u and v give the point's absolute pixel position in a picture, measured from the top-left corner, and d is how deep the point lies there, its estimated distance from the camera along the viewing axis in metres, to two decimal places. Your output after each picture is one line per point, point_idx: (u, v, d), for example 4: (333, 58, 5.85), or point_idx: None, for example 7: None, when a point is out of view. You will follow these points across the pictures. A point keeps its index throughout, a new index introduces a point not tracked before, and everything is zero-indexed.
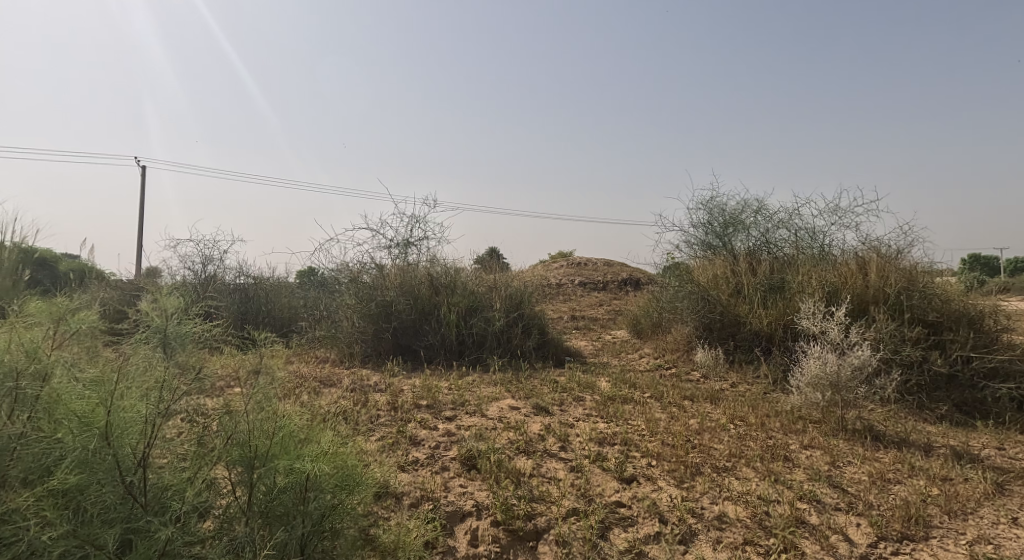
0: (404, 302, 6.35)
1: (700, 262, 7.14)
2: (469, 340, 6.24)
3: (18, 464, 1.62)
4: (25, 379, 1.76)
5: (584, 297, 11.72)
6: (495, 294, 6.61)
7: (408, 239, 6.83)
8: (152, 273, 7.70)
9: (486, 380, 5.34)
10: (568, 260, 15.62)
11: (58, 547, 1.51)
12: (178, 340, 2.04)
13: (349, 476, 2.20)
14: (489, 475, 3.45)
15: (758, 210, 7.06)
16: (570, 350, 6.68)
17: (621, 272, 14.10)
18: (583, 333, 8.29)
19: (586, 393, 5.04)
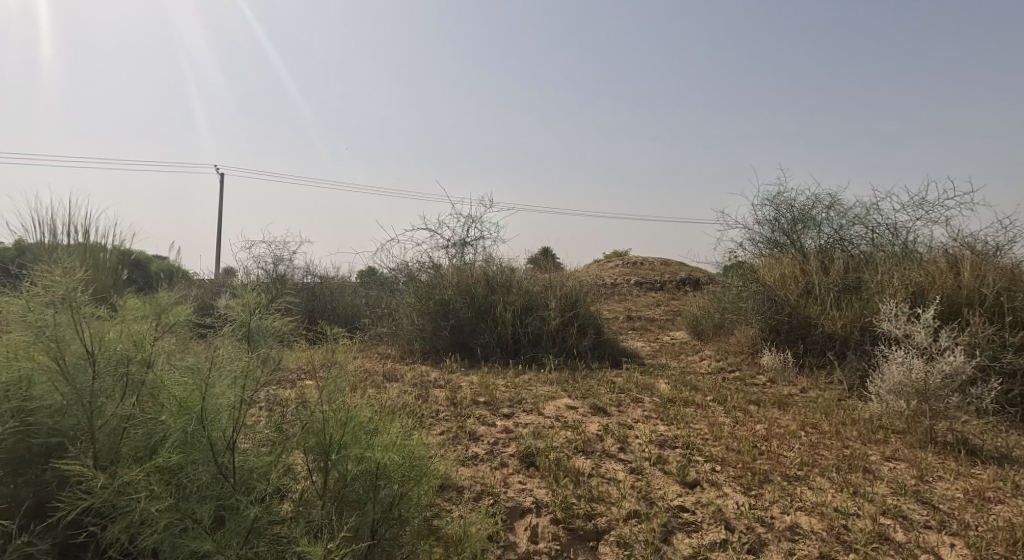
0: (462, 301, 6.45)
1: (766, 261, 6.85)
2: (525, 339, 6.26)
3: (129, 443, 1.80)
4: (134, 365, 1.93)
5: (640, 297, 11.49)
6: (551, 293, 6.60)
7: (465, 239, 6.93)
8: (228, 273, 8.21)
9: (543, 379, 5.35)
10: (623, 259, 15.39)
11: (162, 519, 1.64)
12: (259, 333, 2.20)
13: (419, 467, 2.27)
14: (548, 473, 3.47)
15: (831, 205, 6.70)
16: (628, 351, 6.58)
17: (680, 272, 13.75)
18: (641, 334, 8.14)
19: (645, 395, 4.95)
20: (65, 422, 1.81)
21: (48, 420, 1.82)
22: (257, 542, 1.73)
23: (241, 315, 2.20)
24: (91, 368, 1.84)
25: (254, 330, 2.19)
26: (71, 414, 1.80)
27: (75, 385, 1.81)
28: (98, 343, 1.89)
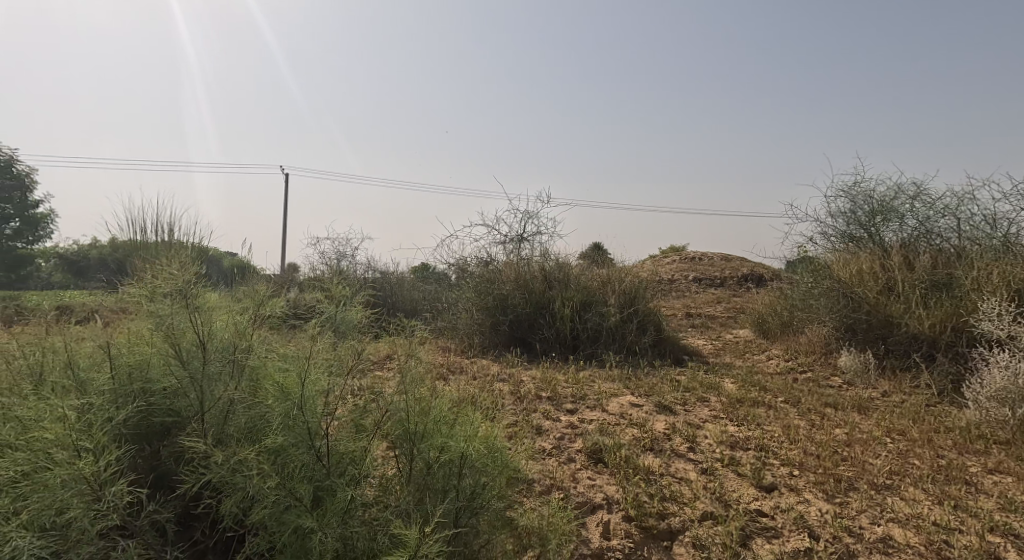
0: (519, 295, 6.47)
1: (840, 256, 6.43)
2: (584, 335, 6.20)
3: (238, 424, 1.94)
4: (239, 352, 2.11)
5: (700, 293, 11.10)
6: (609, 288, 6.50)
7: (522, 235, 6.94)
8: (294, 269, 8.59)
9: (604, 375, 5.29)
10: (681, 254, 14.94)
11: (270, 496, 1.74)
12: (345, 325, 2.36)
13: (493, 458, 2.32)
14: (617, 470, 3.43)
15: (915, 195, 6.19)
16: (689, 349, 6.38)
17: (743, 267, 13.19)
18: (702, 331, 7.86)
19: (711, 394, 4.79)
20: (180, 403, 1.97)
21: (165, 401, 1.99)
22: (352, 522, 1.82)
23: (328, 309, 2.36)
24: (202, 354, 1.99)
25: (338, 325, 2.35)
26: (185, 395, 1.95)
27: (190, 368, 1.98)
28: (208, 330, 2.05)
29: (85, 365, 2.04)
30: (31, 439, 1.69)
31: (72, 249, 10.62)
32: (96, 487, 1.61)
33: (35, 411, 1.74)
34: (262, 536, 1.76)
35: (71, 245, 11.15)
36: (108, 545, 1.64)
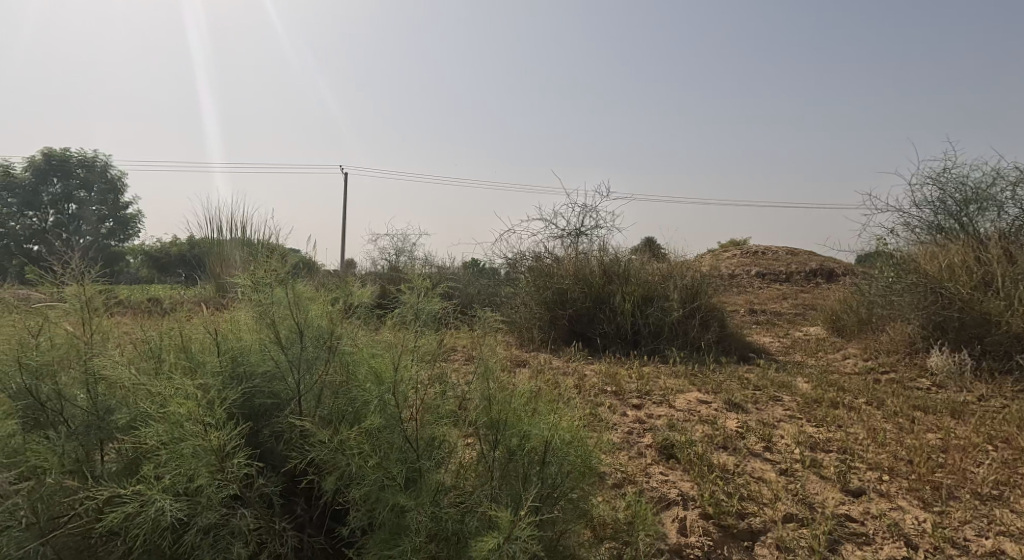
0: (579, 289, 6.35)
1: (925, 249, 5.93)
2: (645, 330, 6.03)
3: (337, 407, 2.09)
4: (334, 339, 2.24)
5: (763, 289, 10.58)
6: (671, 282, 6.26)
7: (580, 228, 6.81)
8: (351, 264, 8.79)
9: (667, 371, 5.14)
10: (743, 247, 14.29)
11: (373, 476, 1.88)
12: (426, 315, 2.42)
13: (580, 446, 2.27)
14: (691, 467, 3.34)
15: (1017, 182, 5.61)
16: (754, 347, 6.10)
17: (812, 261, 12.45)
18: (768, 328, 7.47)
19: (783, 393, 4.55)
20: (280, 387, 2.12)
21: (266, 384, 2.15)
22: (442, 504, 1.91)
23: (411, 300, 2.43)
24: (299, 341, 2.14)
25: (419, 313, 2.41)
26: (285, 379, 2.11)
27: (289, 353, 2.12)
28: (304, 319, 2.19)
29: (199, 350, 2.25)
30: (162, 412, 1.87)
31: (153, 247, 11.50)
32: (218, 459, 1.78)
33: (163, 387, 1.91)
34: (363, 512, 1.89)
35: (153, 244, 12.10)
36: (228, 512, 1.80)
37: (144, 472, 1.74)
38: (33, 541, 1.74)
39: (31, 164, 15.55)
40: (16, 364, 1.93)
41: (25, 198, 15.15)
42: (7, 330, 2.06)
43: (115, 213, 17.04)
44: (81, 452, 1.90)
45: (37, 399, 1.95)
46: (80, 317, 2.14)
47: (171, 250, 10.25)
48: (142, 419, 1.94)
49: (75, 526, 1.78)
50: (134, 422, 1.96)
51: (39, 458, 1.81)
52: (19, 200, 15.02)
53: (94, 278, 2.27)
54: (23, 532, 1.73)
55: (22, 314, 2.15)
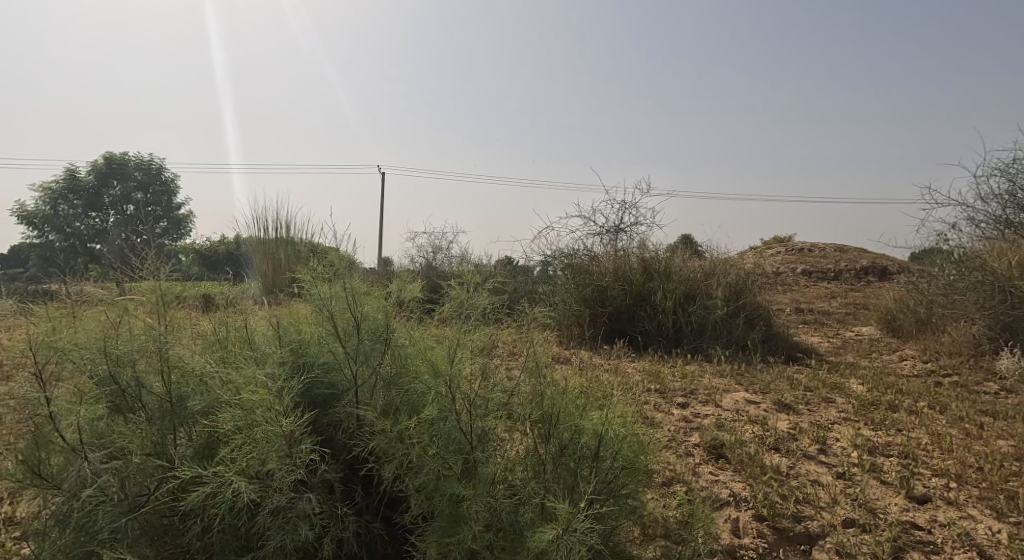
0: (619, 287, 6.22)
1: (990, 245, 5.58)
2: (688, 328, 5.87)
3: (394, 398, 2.17)
4: (388, 333, 2.31)
5: (810, 287, 10.16)
6: (714, 280, 6.08)
7: (619, 225, 6.65)
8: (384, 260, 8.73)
9: (712, 370, 5.00)
10: (788, 244, 13.76)
11: (429, 466, 1.96)
12: (475, 310, 2.44)
13: (634, 438, 2.21)
14: (742, 467, 3.25)
15: None
16: (802, 346, 5.87)
17: (862, 258, 11.88)
18: (817, 327, 7.16)
19: (836, 394, 4.36)
20: (338, 378, 2.22)
21: (324, 375, 2.24)
22: (498, 494, 1.96)
23: (460, 295, 2.47)
24: (356, 334, 2.22)
25: (469, 308, 2.44)
26: (342, 370, 2.20)
27: (348, 345, 2.21)
28: (360, 312, 2.27)
29: (262, 342, 2.37)
30: (233, 399, 1.99)
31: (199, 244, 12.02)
32: (287, 445, 1.88)
33: (235, 376, 2.03)
34: (422, 500, 1.97)
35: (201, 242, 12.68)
36: (295, 496, 1.87)
37: (221, 455, 1.85)
38: (122, 517, 1.87)
39: (93, 168, 16.58)
40: (102, 352, 2.08)
41: (87, 200, 16.29)
42: (89, 321, 2.21)
43: (167, 214, 17.85)
44: (161, 437, 2.01)
45: (119, 386, 2.09)
46: (155, 311, 2.28)
47: (215, 248, 10.73)
48: (216, 407, 2.07)
49: (157, 504, 1.89)
50: (207, 409, 2.08)
51: (124, 440, 1.94)
52: (84, 201, 16.26)
53: (167, 275, 2.41)
54: (113, 507, 1.86)
55: (103, 306, 2.29)
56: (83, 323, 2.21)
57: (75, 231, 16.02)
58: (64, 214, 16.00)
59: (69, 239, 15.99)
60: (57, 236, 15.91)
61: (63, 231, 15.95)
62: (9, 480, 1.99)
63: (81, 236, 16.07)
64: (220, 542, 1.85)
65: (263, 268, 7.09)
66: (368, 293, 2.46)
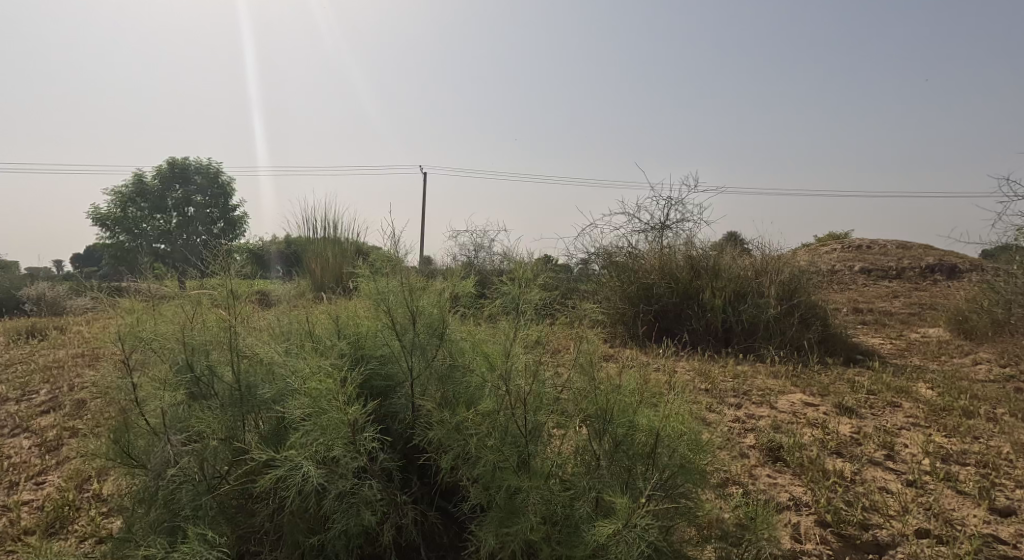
0: (666, 285, 6.05)
1: None
2: (738, 328, 5.66)
3: (450, 391, 2.22)
4: (443, 328, 2.36)
5: (870, 286, 9.61)
6: (767, 278, 5.83)
7: (665, 222, 6.48)
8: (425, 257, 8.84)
9: (765, 371, 4.81)
10: (845, 241, 13.08)
11: (487, 458, 1.99)
12: (527, 306, 2.45)
13: (692, 436, 2.17)
14: (803, 471, 3.12)
15: None
16: (862, 348, 5.58)
17: (927, 255, 11.16)
18: (878, 328, 6.77)
19: (902, 398, 4.11)
20: (394, 370, 2.29)
21: (380, 367, 2.32)
22: (553, 487, 1.98)
23: (513, 291, 2.48)
24: (412, 327, 2.26)
25: (521, 304, 2.45)
26: (398, 362, 2.27)
27: (405, 338, 2.26)
28: (416, 306, 2.32)
29: (322, 335, 2.45)
30: (300, 388, 2.08)
31: None
32: (351, 433, 1.95)
33: (301, 366, 2.12)
34: (480, 490, 1.99)
35: None
36: (358, 482, 1.94)
37: (291, 441, 1.94)
38: (202, 496, 1.99)
39: (157, 173, 17.59)
40: (181, 342, 2.22)
41: (153, 203, 17.35)
42: (168, 314, 2.36)
43: (225, 215, 18.70)
44: (234, 422, 2.13)
45: (195, 374, 2.23)
46: (226, 305, 2.40)
47: None
48: (283, 395, 2.18)
49: (231, 486, 2.00)
50: (276, 397, 2.19)
51: (202, 424, 2.07)
52: (150, 203, 17.34)
53: (237, 270, 2.52)
54: (195, 486, 1.99)
55: (179, 300, 2.43)
56: (162, 316, 2.36)
57: (142, 232, 17.07)
58: (133, 216, 17.11)
59: (136, 239, 17.04)
60: (126, 237, 17.02)
61: (131, 232, 17.05)
62: (102, 459, 2.16)
63: (146, 236, 17.12)
64: (289, 524, 1.95)
65: (312, 267, 7.29)
66: (426, 286, 2.50)
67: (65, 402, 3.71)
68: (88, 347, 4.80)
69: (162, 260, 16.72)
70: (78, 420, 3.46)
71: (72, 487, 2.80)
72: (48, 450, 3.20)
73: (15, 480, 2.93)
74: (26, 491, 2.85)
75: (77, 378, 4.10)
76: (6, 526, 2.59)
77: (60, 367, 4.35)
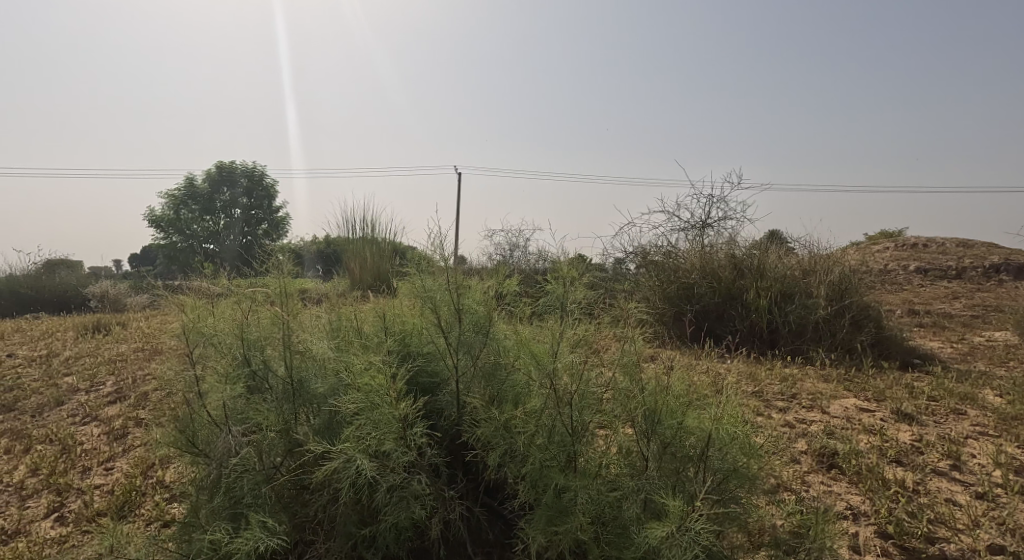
0: (707, 285, 5.90)
1: None
2: (785, 329, 5.44)
3: (495, 389, 2.24)
4: (487, 327, 2.37)
5: (927, 287, 9.08)
6: (816, 278, 5.60)
7: (706, 220, 6.30)
8: None
9: (815, 374, 4.61)
10: (900, 239, 12.43)
11: (535, 456, 1.99)
12: (571, 305, 2.44)
13: (744, 439, 2.12)
14: (860, 479, 2.98)
15: None
16: (920, 351, 5.28)
17: (992, 254, 10.48)
18: (937, 331, 6.39)
19: (967, 406, 3.87)
20: (440, 367, 2.32)
21: (426, 364, 2.36)
22: (602, 487, 1.96)
23: (557, 289, 2.46)
24: (457, 325, 2.28)
25: (565, 303, 2.43)
26: (443, 359, 2.30)
27: (451, 336, 2.29)
28: (461, 304, 2.34)
29: (369, 332, 2.50)
30: (352, 383, 2.14)
31: None
32: (402, 428, 1.99)
33: (352, 361, 2.17)
34: (528, 488, 2.00)
35: None
36: (407, 476, 1.97)
37: (344, 434, 2.00)
38: (261, 485, 2.06)
39: (207, 176, 18.43)
40: (239, 336, 2.32)
41: (204, 205, 18.14)
42: (225, 310, 2.46)
43: (271, 216, 19.38)
44: (289, 415, 2.21)
45: (251, 367, 2.32)
46: (279, 302, 2.48)
47: None
48: (335, 390, 2.24)
49: (288, 476, 2.08)
50: (327, 392, 2.25)
51: (260, 416, 2.16)
52: (201, 205, 18.15)
53: (288, 270, 2.61)
54: (254, 475, 2.07)
55: (233, 297, 2.53)
56: (220, 312, 2.46)
57: (194, 233, 17.88)
58: (186, 219, 17.93)
59: (189, 240, 17.87)
60: (180, 237, 17.87)
61: (184, 233, 17.90)
62: (168, 447, 2.28)
63: (198, 237, 17.93)
64: (342, 515, 2.00)
65: (351, 266, 7.43)
66: (472, 284, 2.51)
67: (129, 394, 3.93)
68: (148, 342, 5.06)
69: (212, 260, 17.45)
70: (141, 411, 3.66)
71: (138, 474, 2.96)
72: (114, 438, 3.39)
73: (87, 465, 3.12)
74: (97, 476, 3.03)
75: (138, 371, 4.33)
76: (80, 508, 2.76)
77: (122, 360, 4.60)
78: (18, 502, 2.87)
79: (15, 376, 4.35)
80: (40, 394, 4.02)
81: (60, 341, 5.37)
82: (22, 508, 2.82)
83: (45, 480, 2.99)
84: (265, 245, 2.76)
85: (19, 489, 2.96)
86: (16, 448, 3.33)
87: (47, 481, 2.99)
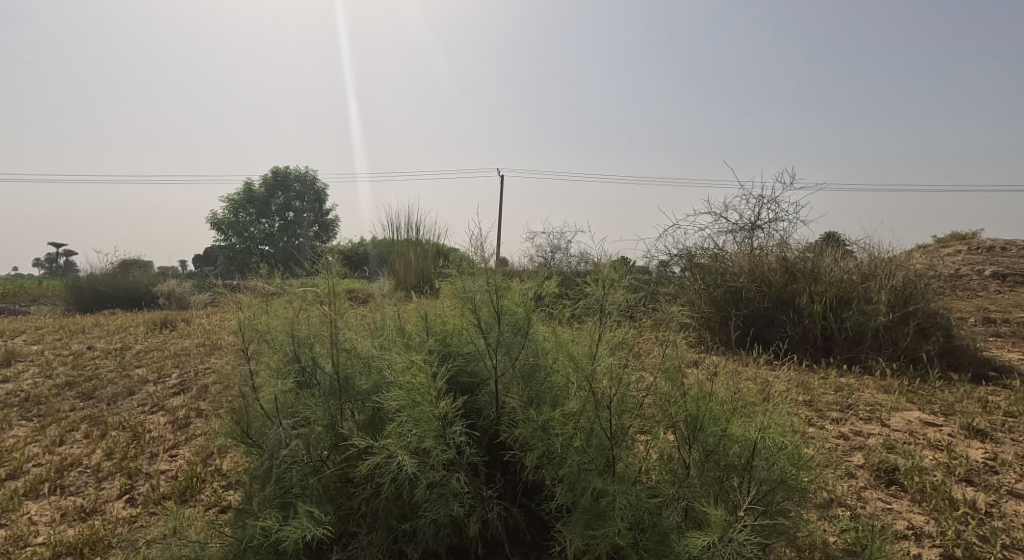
0: (757, 289, 5.75)
1: None
2: (841, 336, 5.25)
3: (533, 391, 2.26)
4: (525, 328, 2.39)
5: (1006, 293, 8.50)
6: (875, 282, 5.35)
7: (755, 222, 6.13)
8: None
9: (874, 384, 4.40)
10: (974, 242, 11.69)
11: (573, 460, 2.00)
12: (609, 306, 2.41)
13: (793, 450, 2.07)
14: (922, 497, 2.85)
15: None
16: (995, 364, 4.96)
17: None
18: (1015, 343, 5.98)
19: None
20: (479, 367, 2.36)
21: (466, 364, 2.40)
22: (641, 493, 1.96)
23: (597, 292, 2.45)
24: (497, 326, 2.32)
25: (604, 305, 2.42)
26: (482, 360, 2.33)
27: (490, 336, 2.33)
28: (501, 305, 2.37)
29: (413, 331, 2.56)
30: (395, 381, 2.20)
31: None
32: (442, 427, 2.04)
33: (396, 359, 2.24)
34: (566, 490, 2.01)
35: None
36: (446, 474, 2.02)
37: (386, 431, 2.06)
38: (309, 477, 2.15)
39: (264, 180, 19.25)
40: (290, 334, 2.44)
41: (259, 208, 18.88)
42: (278, 308, 2.58)
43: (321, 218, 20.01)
44: (335, 410, 2.29)
45: (301, 363, 2.43)
46: (328, 301, 2.58)
47: None
48: (379, 387, 2.32)
49: (332, 470, 2.16)
50: (373, 389, 2.33)
51: (308, 411, 2.25)
52: (257, 208, 18.91)
53: (338, 270, 2.71)
54: (302, 467, 2.15)
55: (286, 295, 2.65)
56: (273, 309, 2.58)
57: (250, 235, 18.62)
58: (243, 221, 18.70)
59: (246, 242, 18.63)
60: (237, 239, 18.64)
61: (242, 235, 18.66)
62: (226, 437, 2.40)
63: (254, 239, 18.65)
64: (384, 509, 2.06)
65: (396, 267, 7.60)
66: (513, 285, 2.54)
67: (191, 386, 4.15)
68: (209, 338, 5.33)
69: (268, 261, 18.13)
70: (202, 402, 3.87)
71: (199, 461, 3.13)
72: (179, 426, 3.59)
73: (154, 452, 3.32)
74: (163, 461, 3.22)
75: (199, 365, 4.57)
76: (148, 491, 2.94)
77: (185, 354, 4.86)
78: (95, 483, 3.08)
79: (92, 366, 4.67)
80: (114, 384, 4.30)
81: (131, 335, 5.72)
82: (98, 488, 3.03)
83: (118, 464, 3.20)
84: (316, 246, 2.87)
85: (96, 471, 3.18)
86: (93, 432, 3.58)
87: (120, 465, 3.19)
